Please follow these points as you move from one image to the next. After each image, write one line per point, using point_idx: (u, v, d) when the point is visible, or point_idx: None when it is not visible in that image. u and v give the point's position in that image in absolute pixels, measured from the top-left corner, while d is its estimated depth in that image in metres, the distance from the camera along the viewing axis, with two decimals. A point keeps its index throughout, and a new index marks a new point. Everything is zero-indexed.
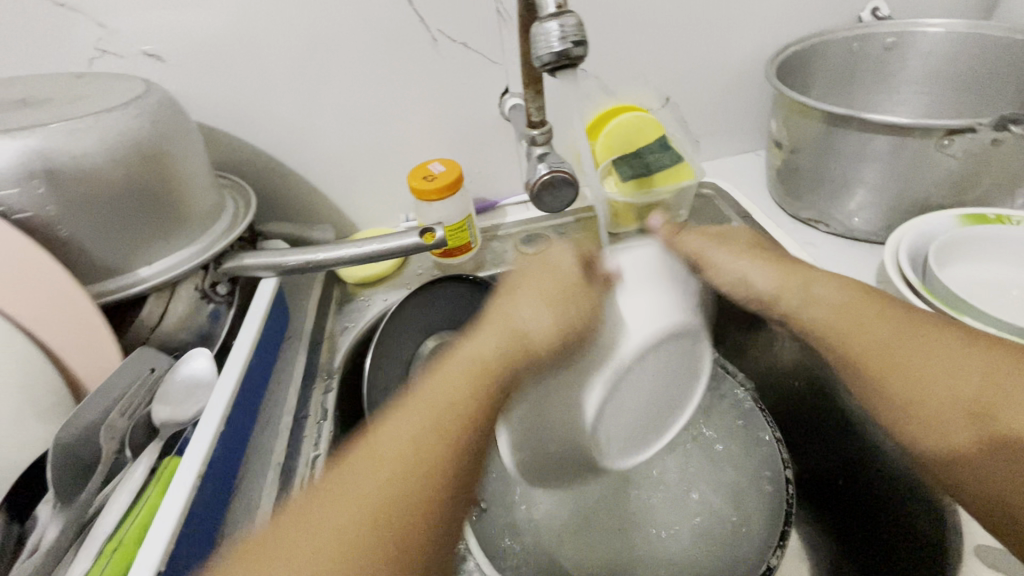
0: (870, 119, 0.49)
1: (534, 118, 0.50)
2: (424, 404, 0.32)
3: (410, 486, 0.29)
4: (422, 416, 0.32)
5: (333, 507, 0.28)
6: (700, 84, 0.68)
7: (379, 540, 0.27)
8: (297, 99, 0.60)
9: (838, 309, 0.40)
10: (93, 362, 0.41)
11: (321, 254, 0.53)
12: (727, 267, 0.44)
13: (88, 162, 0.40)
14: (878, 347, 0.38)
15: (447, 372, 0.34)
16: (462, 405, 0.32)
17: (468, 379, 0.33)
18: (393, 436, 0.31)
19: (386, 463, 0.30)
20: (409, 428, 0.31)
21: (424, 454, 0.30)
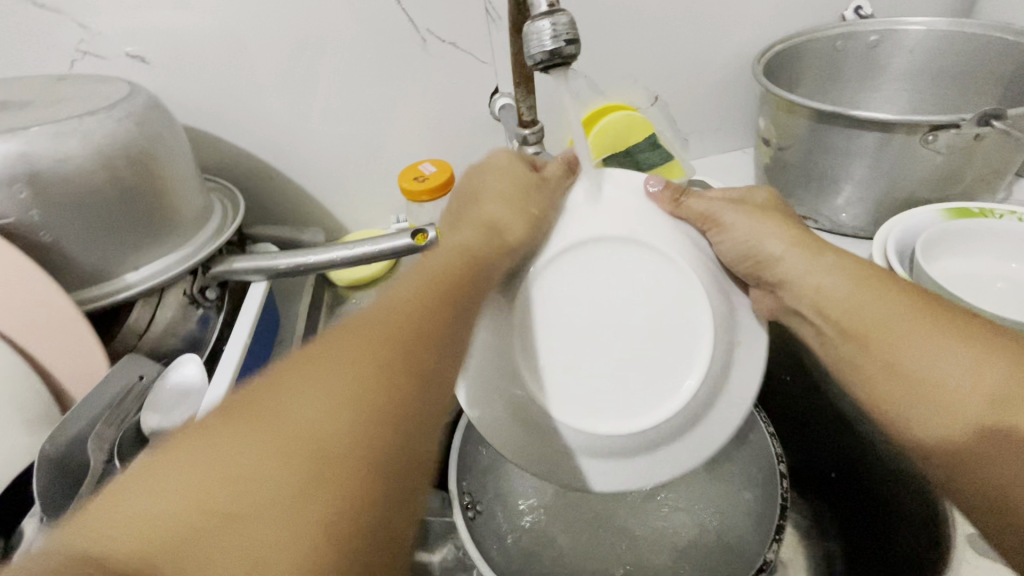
0: (857, 116, 0.49)
1: (525, 117, 0.50)
2: (394, 293, 0.30)
3: (389, 360, 0.25)
4: (407, 297, 0.30)
5: (297, 375, 0.24)
6: (689, 82, 0.68)
7: (360, 397, 0.23)
8: (285, 101, 0.59)
9: (843, 287, 0.39)
10: (80, 370, 0.40)
11: (312, 257, 0.52)
12: (737, 231, 0.42)
13: (71, 166, 0.39)
14: (882, 330, 0.37)
15: (420, 269, 0.33)
16: (438, 285, 0.31)
17: (455, 259, 0.34)
18: (372, 312, 0.28)
19: (353, 344, 0.25)
20: (389, 305, 0.29)
21: (404, 334, 0.27)
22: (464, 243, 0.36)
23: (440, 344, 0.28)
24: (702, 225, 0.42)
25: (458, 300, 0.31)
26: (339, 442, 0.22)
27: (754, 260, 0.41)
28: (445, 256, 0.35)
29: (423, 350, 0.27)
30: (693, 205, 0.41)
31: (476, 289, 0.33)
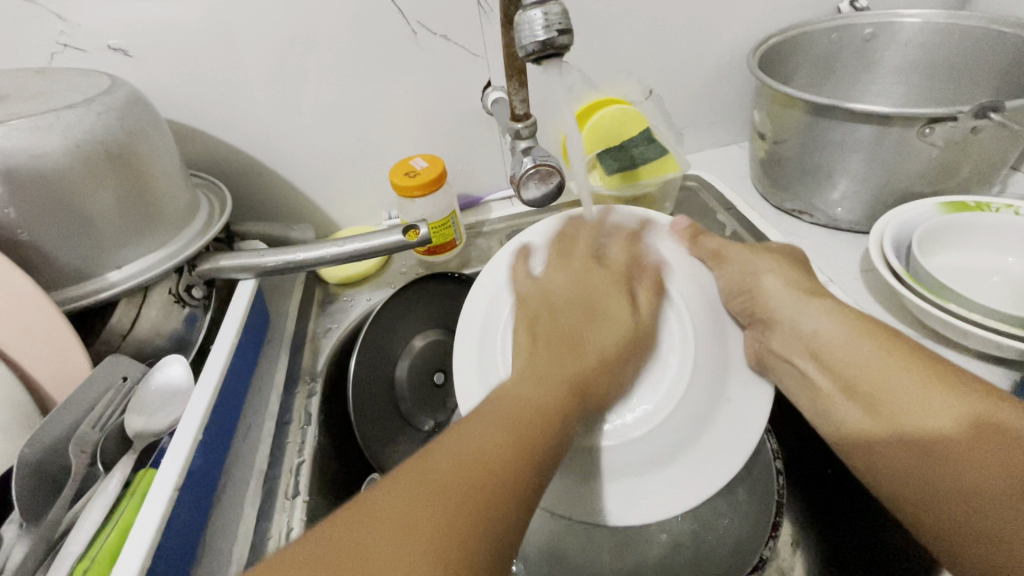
0: (852, 108, 0.49)
1: (518, 110, 0.49)
2: (496, 426, 0.32)
3: (490, 500, 0.28)
4: (502, 428, 0.32)
5: (416, 510, 0.27)
6: (684, 75, 0.67)
7: (467, 544, 0.26)
8: (273, 95, 0.58)
9: (829, 324, 0.42)
10: (61, 371, 0.39)
11: (302, 254, 0.51)
12: (734, 267, 0.47)
13: (50, 161, 0.38)
14: (852, 363, 0.40)
15: (508, 390, 0.36)
16: (528, 419, 0.33)
17: (552, 389, 0.36)
18: (481, 447, 0.31)
19: (466, 489, 0.28)
20: (486, 443, 0.31)
21: (503, 479, 0.29)
22: (561, 369, 0.38)
23: (531, 480, 0.31)
24: (711, 259, 0.47)
25: (546, 442, 0.33)
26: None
27: (754, 301, 0.46)
28: (535, 385, 0.36)
29: (516, 492, 0.30)
30: (705, 243, 0.48)
31: (562, 432, 0.34)
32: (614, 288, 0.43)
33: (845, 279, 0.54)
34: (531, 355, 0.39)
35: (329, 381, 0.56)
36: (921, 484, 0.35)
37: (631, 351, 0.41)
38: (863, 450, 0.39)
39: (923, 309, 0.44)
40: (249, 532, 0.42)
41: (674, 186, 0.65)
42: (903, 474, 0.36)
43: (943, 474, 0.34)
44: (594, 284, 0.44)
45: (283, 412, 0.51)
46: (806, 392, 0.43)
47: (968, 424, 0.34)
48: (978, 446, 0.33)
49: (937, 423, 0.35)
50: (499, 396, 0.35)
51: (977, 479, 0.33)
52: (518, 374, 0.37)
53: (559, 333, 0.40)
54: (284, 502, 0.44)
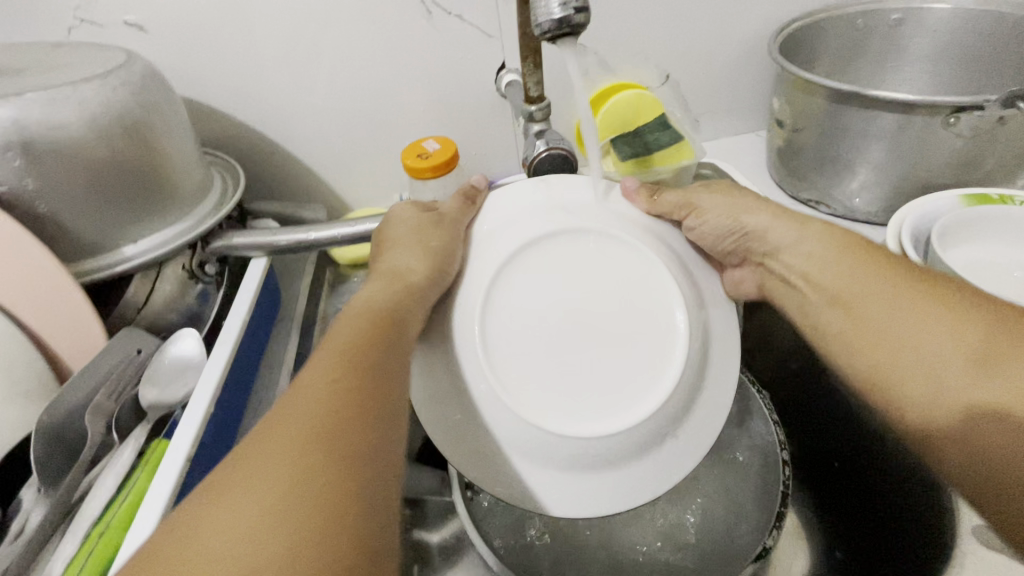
0: (875, 96, 0.47)
1: (532, 93, 0.49)
2: (332, 356, 0.32)
3: (320, 437, 0.26)
4: (335, 358, 0.32)
5: (255, 465, 0.25)
6: (703, 60, 0.66)
7: (300, 485, 0.24)
8: (287, 73, 0.58)
9: (829, 257, 0.39)
10: (78, 343, 0.40)
11: (314, 233, 0.52)
12: (716, 211, 0.43)
13: (68, 135, 0.38)
14: (863, 295, 0.37)
15: (338, 329, 0.35)
16: (352, 345, 0.33)
17: (365, 319, 0.36)
18: (310, 382, 0.30)
19: (314, 413, 0.28)
20: (317, 380, 0.30)
21: (339, 411, 0.28)
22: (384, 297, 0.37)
23: (378, 387, 0.31)
24: (681, 212, 0.43)
25: (374, 358, 0.32)
26: (308, 487, 0.24)
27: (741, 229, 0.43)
28: (345, 324, 0.36)
29: (362, 402, 0.29)
30: (666, 198, 0.43)
31: (394, 345, 0.34)
32: (426, 235, 0.41)
33: None
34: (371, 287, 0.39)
35: None
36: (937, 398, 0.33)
37: (438, 279, 0.39)
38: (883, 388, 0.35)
39: None
40: None
41: (689, 172, 0.64)
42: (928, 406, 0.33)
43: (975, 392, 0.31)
44: (436, 216, 0.43)
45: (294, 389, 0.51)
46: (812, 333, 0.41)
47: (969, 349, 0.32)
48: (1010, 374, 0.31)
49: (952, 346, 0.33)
50: (327, 343, 0.34)
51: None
52: (353, 313, 0.37)
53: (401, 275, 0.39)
54: None
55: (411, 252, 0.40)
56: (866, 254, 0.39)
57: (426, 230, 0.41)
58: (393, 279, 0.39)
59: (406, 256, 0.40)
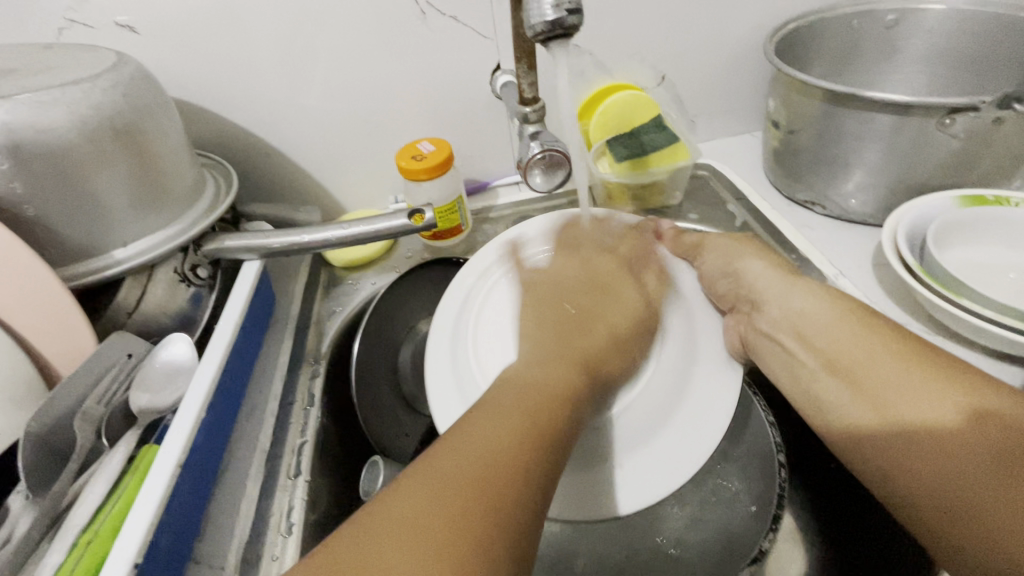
0: (870, 98, 0.47)
1: (526, 94, 0.49)
2: (520, 404, 0.33)
3: (499, 472, 0.28)
4: (520, 411, 0.32)
5: (431, 489, 0.27)
6: (699, 61, 0.66)
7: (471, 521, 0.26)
8: (280, 74, 0.58)
9: (825, 311, 0.41)
10: (67, 347, 0.39)
11: (307, 236, 0.52)
12: (714, 254, 0.49)
13: (56, 138, 0.38)
14: (851, 356, 0.38)
15: (514, 386, 0.35)
16: (542, 407, 0.33)
17: (559, 379, 0.36)
18: (489, 432, 0.31)
19: (485, 455, 0.29)
20: (497, 420, 0.31)
21: (516, 453, 0.29)
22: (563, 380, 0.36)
23: (550, 447, 0.31)
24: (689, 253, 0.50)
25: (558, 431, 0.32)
26: (468, 525, 0.26)
27: (738, 284, 0.47)
28: (544, 369, 0.37)
29: (539, 456, 0.30)
30: (685, 240, 0.51)
31: (572, 420, 0.34)
32: (632, 334, 0.44)
33: (857, 272, 0.53)
34: (545, 368, 0.37)
35: (333, 363, 0.55)
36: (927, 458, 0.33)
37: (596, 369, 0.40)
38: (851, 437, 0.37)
39: (935, 303, 0.43)
40: (251, 510, 0.42)
41: (685, 174, 0.64)
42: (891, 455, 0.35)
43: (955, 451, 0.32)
44: (613, 272, 0.48)
45: (287, 392, 0.51)
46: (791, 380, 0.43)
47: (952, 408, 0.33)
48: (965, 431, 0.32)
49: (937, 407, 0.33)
50: (506, 381, 0.36)
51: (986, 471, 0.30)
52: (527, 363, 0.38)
53: (567, 337, 0.41)
54: (285, 482, 0.46)
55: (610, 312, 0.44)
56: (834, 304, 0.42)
57: (589, 283, 0.46)
58: (561, 332, 0.41)
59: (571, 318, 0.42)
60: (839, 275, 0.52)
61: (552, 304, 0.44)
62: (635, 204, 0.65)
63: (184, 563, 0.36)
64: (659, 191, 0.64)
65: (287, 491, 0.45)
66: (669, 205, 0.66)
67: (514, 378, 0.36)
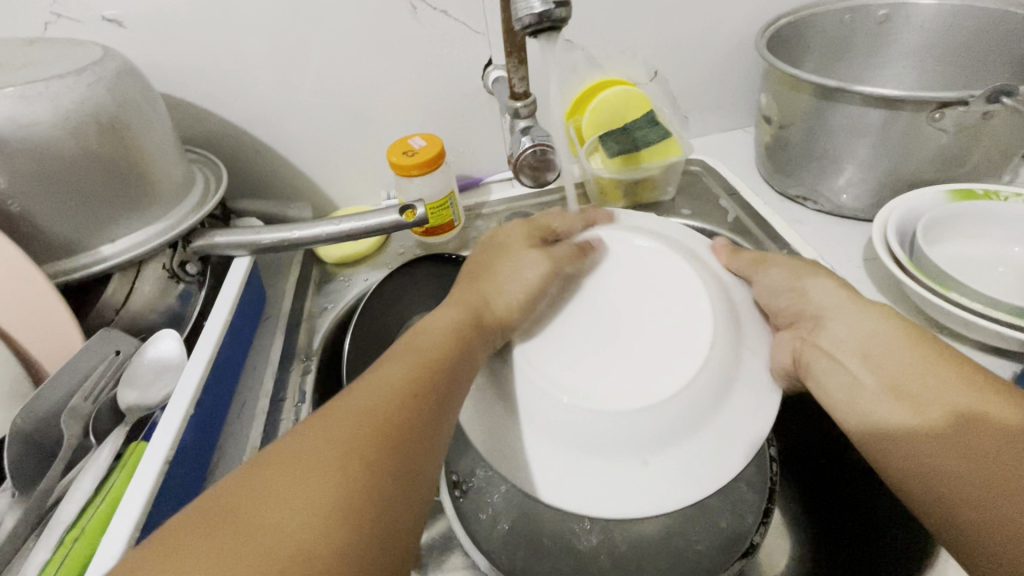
0: (860, 92, 0.47)
1: (517, 89, 0.48)
2: (407, 361, 0.34)
3: (384, 427, 0.29)
4: (407, 366, 0.34)
5: (321, 437, 0.27)
6: (691, 57, 0.66)
7: (351, 470, 0.26)
8: (270, 70, 0.57)
9: (877, 331, 0.37)
10: (54, 345, 0.39)
11: (298, 232, 0.51)
12: (778, 269, 0.43)
13: (40, 132, 0.37)
14: (876, 361, 0.37)
15: (411, 349, 0.36)
16: (428, 355, 0.35)
17: (446, 340, 0.37)
18: (378, 387, 0.31)
19: (371, 409, 0.30)
20: (392, 378, 0.32)
21: (400, 408, 0.30)
22: (453, 324, 0.38)
23: (436, 399, 0.33)
24: (750, 267, 0.45)
25: (442, 381, 0.34)
26: (353, 479, 0.26)
27: (803, 302, 0.41)
28: (437, 321, 0.39)
29: (421, 411, 0.31)
30: (746, 253, 0.46)
31: (459, 367, 0.36)
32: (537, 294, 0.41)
33: (848, 267, 0.53)
34: (436, 316, 0.40)
35: (325, 359, 0.55)
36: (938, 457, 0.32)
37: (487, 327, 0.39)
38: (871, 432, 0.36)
39: (925, 297, 0.43)
40: None
41: (678, 169, 0.64)
42: (903, 447, 0.34)
43: (964, 448, 0.31)
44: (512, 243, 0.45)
45: (278, 389, 0.50)
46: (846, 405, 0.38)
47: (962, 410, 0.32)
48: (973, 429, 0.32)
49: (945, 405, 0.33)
50: (411, 339, 0.37)
51: (993, 465, 0.30)
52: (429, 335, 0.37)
53: (464, 299, 0.41)
54: None
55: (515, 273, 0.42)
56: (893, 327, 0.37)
57: (496, 254, 0.45)
58: (470, 294, 0.42)
59: (502, 284, 0.42)
60: (830, 270, 0.53)
61: (474, 279, 0.44)
62: (629, 199, 0.65)
63: None
64: (652, 186, 0.64)
65: None
66: (661, 200, 0.66)
67: (418, 332, 0.38)
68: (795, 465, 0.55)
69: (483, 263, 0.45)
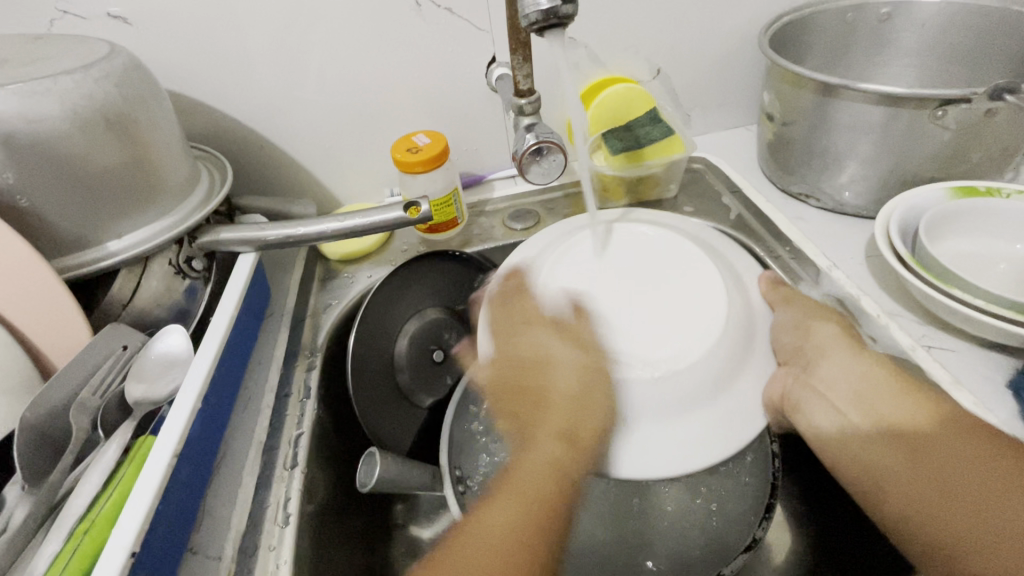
0: (864, 89, 0.48)
1: (522, 86, 0.49)
2: (511, 495, 0.37)
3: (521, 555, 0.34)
4: (513, 500, 0.37)
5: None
6: (694, 55, 0.66)
7: None
8: (274, 66, 0.57)
9: (867, 372, 0.41)
10: (60, 339, 0.39)
11: (302, 229, 0.52)
12: (795, 309, 0.45)
13: (49, 128, 0.37)
14: (862, 395, 0.40)
15: (507, 487, 0.38)
16: (536, 484, 0.38)
17: (546, 475, 0.38)
18: (487, 526, 0.36)
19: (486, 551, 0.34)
20: (499, 516, 0.36)
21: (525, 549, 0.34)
22: (550, 454, 0.39)
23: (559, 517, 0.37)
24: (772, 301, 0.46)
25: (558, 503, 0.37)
26: None
27: (805, 338, 0.44)
28: (534, 444, 0.40)
29: (551, 535, 0.36)
30: (782, 288, 0.46)
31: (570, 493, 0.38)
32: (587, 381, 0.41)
33: (851, 264, 0.54)
34: (534, 446, 0.40)
35: (329, 355, 0.55)
36: (924, 476, 0.35)
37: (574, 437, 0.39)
38: (850, 457, 0.39)
39: (927, 293, 0.44)
40: (247, 501, 0.42)
41: (681, 167, 0.64)
42: (872, 461, 0.38)
43: (949, 464, 0.35)
44: (532, 351, 0.44)
45: (283, 384, 0.51)
46: (834, 434, 0.41)
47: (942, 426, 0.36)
48: (950, 437, 0.36)
49: (926, 424, 0.37)
50: (515, 467, 0.39)
51: (956, 485, 0.34)
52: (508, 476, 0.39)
53: (533, 413, 0.42)
54: (282, 472, 0.44)
55: (569, 370, 0.42)
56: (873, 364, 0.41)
57: (514, 358, 0.44)
58: (533, 418, 0.42)
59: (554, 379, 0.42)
60: (833, 267, 0.53)
61: (520, 388, 0.43)
62: (631, 197, 0.66)
63: (180, 552, 0.36)
64: (655, 183, 0.65)
65: (283, 481, 0.43)
66: (664, 197, 0.67)
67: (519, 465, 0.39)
68: (797, 467, 0.54)
69: (513, 368, 0.44)
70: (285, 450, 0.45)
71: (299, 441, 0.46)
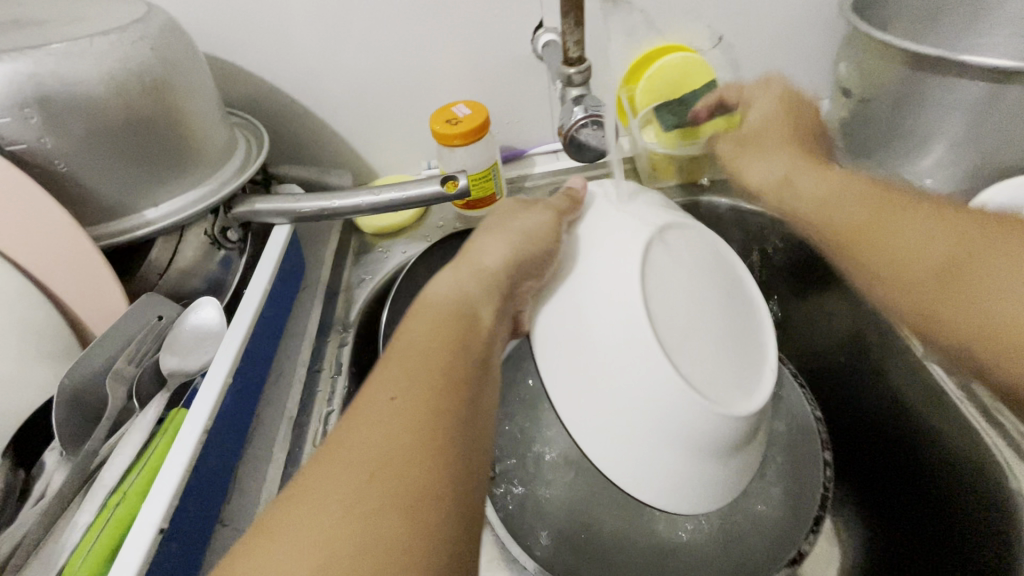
0: (967, 62, 0.42)
1: (571, 54, 0.44)
2: (410, 368, 0.31)
3: (414, 442, 0.27)
4: (414, 375, 0.31)
5: (340, 479, 0.26)
6: (762, 20, 0.60)
7: (381, 510, 0.25)
8: (313, 28, 0.55)
9: (832, 185, 0.46)
10: (98, 308, 0.39)
11: (338, 202, 0.50)
12: (751, 165, 0.52)
13: (84, 92, 0.37)
14: (851, 222, 0.43)
15: (401, 351, 0.33)
16: (435, 355, 0.32)
17: (434, 349, 0.33)
18: (380, 414, 0.29)
19: (369, 459, 0.26)
20: (387, 392, 0.30)
21: (409, 440, 0.27)
22: (437, 329, 0.34)
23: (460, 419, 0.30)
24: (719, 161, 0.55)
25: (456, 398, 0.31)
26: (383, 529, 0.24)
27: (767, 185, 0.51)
28: (430, 315, 0.36)
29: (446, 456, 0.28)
30: (728, 146, 0.55)
31: (468, 399, 0.31)
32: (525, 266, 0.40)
33: None
34: (424, 315, 0.36)
35: (362, 332, 0.54)
36: (911, 283, 0.39)
37: (502, 313, 0.39)
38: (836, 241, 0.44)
39: None
40: (276, 477, 0.42)
41: None
42: (879, 269, 0.41)
43: (949, 279, 0.37)
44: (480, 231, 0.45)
45: (315, 359, 0.50)
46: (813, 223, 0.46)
47: (957, 241, 0.38)
48: (988, 257, 0.35)
49: (935, 245, 0.38)
50: (404, 342, 0.34)
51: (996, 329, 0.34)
52: (379, 403, 0.29)
53: (466, 278, 0.39)
54: (311, 450, 0.43)
55: (499, 250, 0.41)
56: (908, 208, 0.41)
57: (494, 229, 0.44)
58: (459, 279, 0.39)
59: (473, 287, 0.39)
60: None
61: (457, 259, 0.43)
62: (680, 176, 0.61)
63: (212, 523, 0.36)
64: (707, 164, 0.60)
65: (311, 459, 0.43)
66: (717, 178, 0.62)
67: (424, 304, 0.37)
68: (855, 447, 0.52)
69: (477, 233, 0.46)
70: (314, 428, 0.45)
71: (328, 418, 0.46)
